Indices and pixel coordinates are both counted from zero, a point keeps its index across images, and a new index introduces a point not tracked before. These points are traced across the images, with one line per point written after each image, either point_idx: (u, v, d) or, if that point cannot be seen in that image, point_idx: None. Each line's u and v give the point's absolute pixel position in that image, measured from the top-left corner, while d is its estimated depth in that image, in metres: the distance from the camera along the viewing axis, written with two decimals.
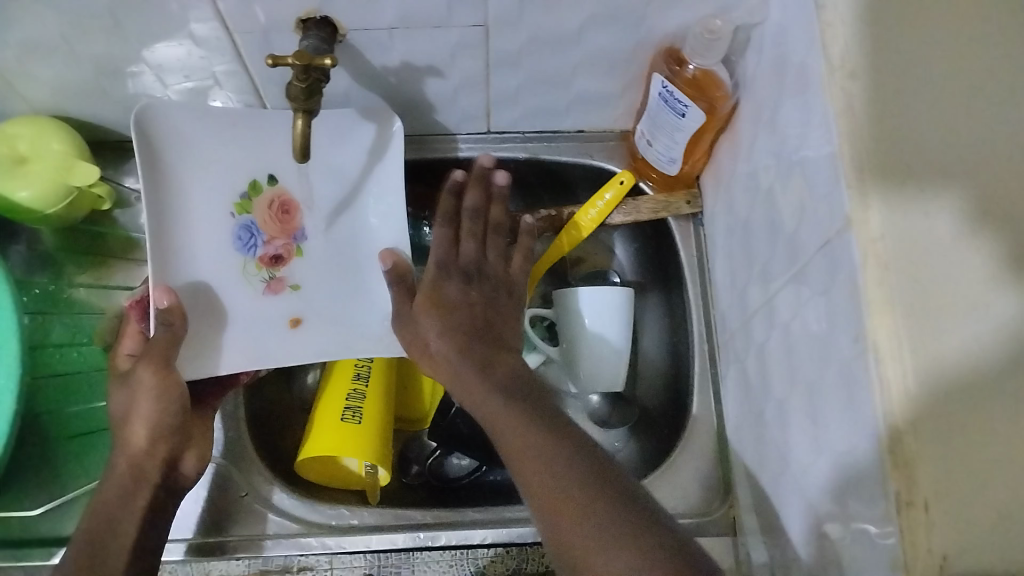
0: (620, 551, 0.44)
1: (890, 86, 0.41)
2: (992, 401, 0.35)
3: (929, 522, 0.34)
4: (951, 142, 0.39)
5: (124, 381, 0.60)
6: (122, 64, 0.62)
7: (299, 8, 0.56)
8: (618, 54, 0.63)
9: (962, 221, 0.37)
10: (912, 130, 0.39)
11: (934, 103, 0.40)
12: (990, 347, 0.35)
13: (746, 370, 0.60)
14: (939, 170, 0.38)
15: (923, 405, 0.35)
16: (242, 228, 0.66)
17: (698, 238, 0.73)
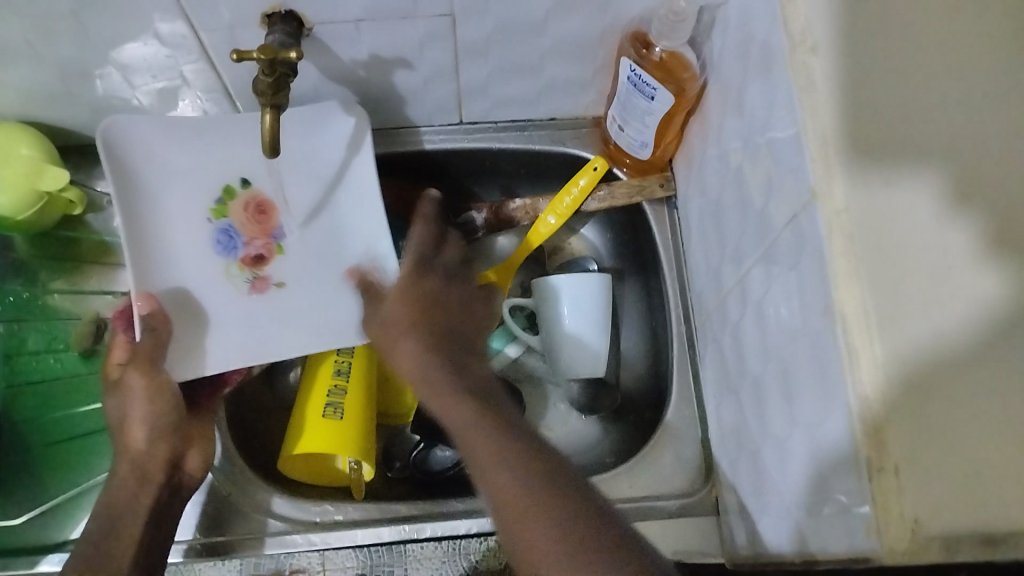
0: (560, 545, 0.43)
1: (860, 59, 0.41)
2: (968, 373, 0.35)
3: (900, 486, 0.35)
4: (923, 115, 0.39)
5: (112, 388, 0.62)
6: (88, 66, 0.62)
7: (263, 3, 0.55)
8: (586, 39, 0.63)
9: (941, 201, 0.37)
10: (882, 105, 0.40)
11: (906, 77, 0.40)
12: (962, 320, 0.35)
13: (722, 350, 0.61)
14: (909, 145, 0.38)
15: (893, 375, 0.36)
16: (222, 232, 0.70)
17: (673, 222, 0.73)
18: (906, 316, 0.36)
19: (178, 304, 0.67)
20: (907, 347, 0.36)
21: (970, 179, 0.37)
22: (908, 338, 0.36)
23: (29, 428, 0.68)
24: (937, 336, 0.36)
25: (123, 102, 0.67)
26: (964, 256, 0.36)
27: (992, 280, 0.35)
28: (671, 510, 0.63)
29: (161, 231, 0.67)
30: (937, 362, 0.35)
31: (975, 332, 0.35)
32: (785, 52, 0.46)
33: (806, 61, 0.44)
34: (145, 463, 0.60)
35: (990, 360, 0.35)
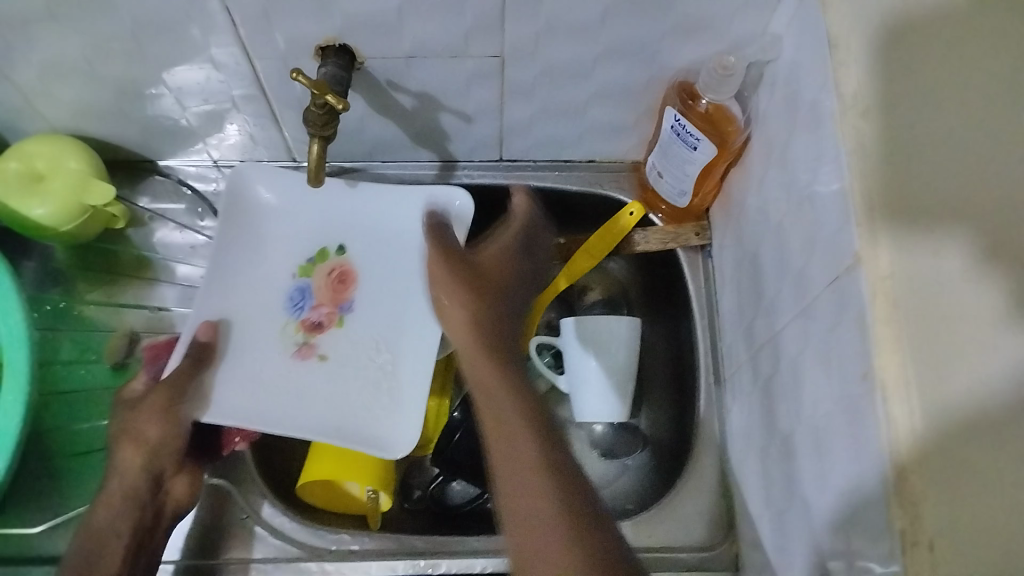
0: (530, 449, 0.42)
1: (906, 128, 0.41)
2: (992, 445, 0.34)
3: (933, 561, 0.35)
4: (963, 175, 0.38)
5: (131, 403, 0.62)
6: (143, 85, 0.63)
7: (319, 35, 0.57)
8: (632, 86, 0.63)
9: (971, 260, 0.36)
10: (922, 171, 0.39)
11: (941, 138, 0.39)
12: (994, 384, 0.34)
13: (752, 404, 0.60)
14: (946, 207, 0.38)
15: (921, 442, 0.36)
16: (298, 290, 0.74)
17: (707, 270, 0.73)
18: (936, 380, 0.36)
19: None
20: (934, 410, 0.36)
21: (1003, 244, 0.36)
22: (938, 403, 0.36)
23: (53, 438, 0.67)
24: (971, 396, 0.35)
25: (172, 121, 0.68)
26: (996, 319, 0.35)
27: (1019, 338, 0.34)
28: (688, 563, 0.62)
29: (258, 274, 0.74)
30: (966, 427, 0.34)
31: (1000, 395, 0.34)
32: (833, 114, 0.46)
33: (856, 125, 0.44)
34: (136, 483, 0.59)
35: (1015, 432, 0.33)
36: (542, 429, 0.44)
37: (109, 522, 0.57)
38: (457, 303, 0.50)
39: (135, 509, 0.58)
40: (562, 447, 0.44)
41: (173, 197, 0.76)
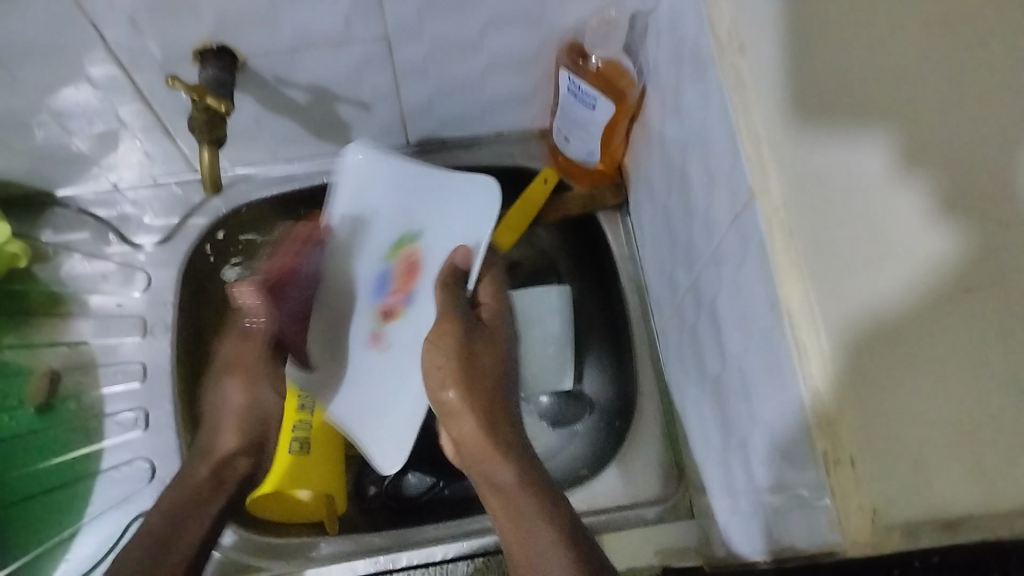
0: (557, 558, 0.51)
1: (812, 29, 0.38)
2: (927, 348, 0.32)
3: (857, 477, 0.35)
4: (872, 63, 0.35)
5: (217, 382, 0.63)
6: (22, 115, 0.61)
7: (194, 39, 0.55)
8: (523, 52, 0.63)
9: (890, 160, 0.34)
10: (816, 78, 0.38)
11: (850, 29, 0.37)
12: (907, 291, 0.33)
13: (684, 352, 0.60)
14: (850, 104, 0.36)
15: (843, 368, 0.36)
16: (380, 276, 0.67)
17: (627, 227, 0.73)
18: (843, 293, 0.36)
19: (156, 372, 0.70)
20: (845, 327, 0.35)
21: (920, 140, 0.33)
22: (848, 318, 0.35)
23: None
24: (878, 305, 0.34)
25: (62, 148, 0.66)
26: (919, 219, 0.33)
27: (944, 235, 0.32)
28: (646, 518, 0.63)
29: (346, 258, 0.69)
30: (886, 330, 0.34)
31: (930, 296, 0.32)
32: (713, 54, 0.46)
33: (735, 61, 0.44)
34: (224, 469, 0.60)
35: (950, 330, 0.32)
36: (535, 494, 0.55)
37: (190, 508, 0.57)
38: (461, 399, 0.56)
39: (213, 496, 0.59)
40: (571, 535, 0.53)
41: (76, 226, 0.73)
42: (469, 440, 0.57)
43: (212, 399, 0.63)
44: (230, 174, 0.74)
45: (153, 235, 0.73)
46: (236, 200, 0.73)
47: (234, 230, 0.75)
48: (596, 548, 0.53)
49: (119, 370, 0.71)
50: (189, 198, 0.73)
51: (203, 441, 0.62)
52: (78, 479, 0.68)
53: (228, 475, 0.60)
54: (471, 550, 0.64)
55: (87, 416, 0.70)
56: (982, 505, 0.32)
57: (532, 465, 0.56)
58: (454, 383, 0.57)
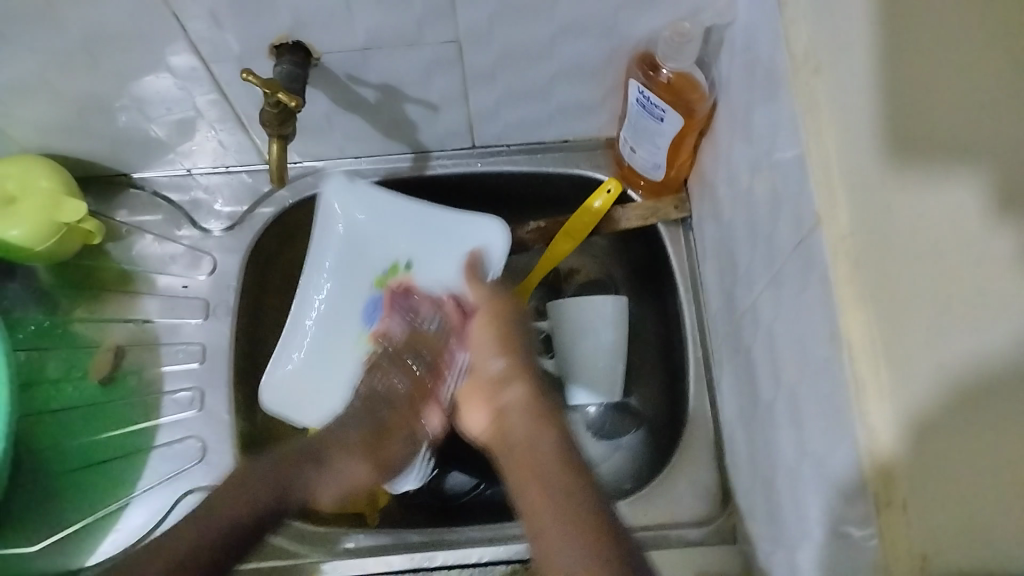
0: (585, 544, 0.44)
1: (907, 69, 0.36)
2: (1001, 413, 0.31)
3: (908, 520, 0.34)
4: (969, 110, 0.34)
5: (347, 453, 0.61)
6: (105, 99, 0.63)
7: (271, 35, 0.56)
8: (594, 61, 0.62)
9: (980, 204, 0.33)
10: (889, 117, 0.36)
11: (918, 77, 0.36)
12: (993, 345, 0.31)
13: (738, 372, 0.59)
14: (946, 147, 0.34)
15: (914, 430, 0.33)
16: (374, 302, 0.74)
17: (689, 242, 0.72)
18: (908, 356, 0.34)
19: (215, 354, 0.72)
20: (915, 384, 0.34)
21: (1019, 186, 0.32)
22: (905, 371, 0.34)
23: (50, 455, 0.70)
24: (949, 360, 0.33)
25: (141, 133, 0.68)
26: (1005, 275, 0.32)
27: None
28: (690, 538, 0.62)
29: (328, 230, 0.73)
30: (960, 395, 0.32)
31: (1015, 353, 0.31)
32: (787, 75, 0.45)
33: (809, 82, 0.43)
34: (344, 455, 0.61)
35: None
36: (583, 485, 0.47)
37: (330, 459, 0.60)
38: (496, 349, 0.55)
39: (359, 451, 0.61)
40: (617, 535, 0.45)
41: (150, 209, 0.75)
42: (517, 414, 0.52)
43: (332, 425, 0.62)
44: (298, 166, 0.75)
45: (223, 221, 0.74)
46: (304, 190, 0.74)
47: (300, 221, 0.76)
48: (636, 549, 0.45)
49: (180, 349, 0.72)
50: (257, 187, 0.75)
51: (315, 450, 0.60)
52: (134, 451, 0.70)
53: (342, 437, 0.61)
54: (506, 557, 0.63)
55: (147, 392, 0.72)
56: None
57: (576, 446, 0.51)
58: (504, 350, 0.55)
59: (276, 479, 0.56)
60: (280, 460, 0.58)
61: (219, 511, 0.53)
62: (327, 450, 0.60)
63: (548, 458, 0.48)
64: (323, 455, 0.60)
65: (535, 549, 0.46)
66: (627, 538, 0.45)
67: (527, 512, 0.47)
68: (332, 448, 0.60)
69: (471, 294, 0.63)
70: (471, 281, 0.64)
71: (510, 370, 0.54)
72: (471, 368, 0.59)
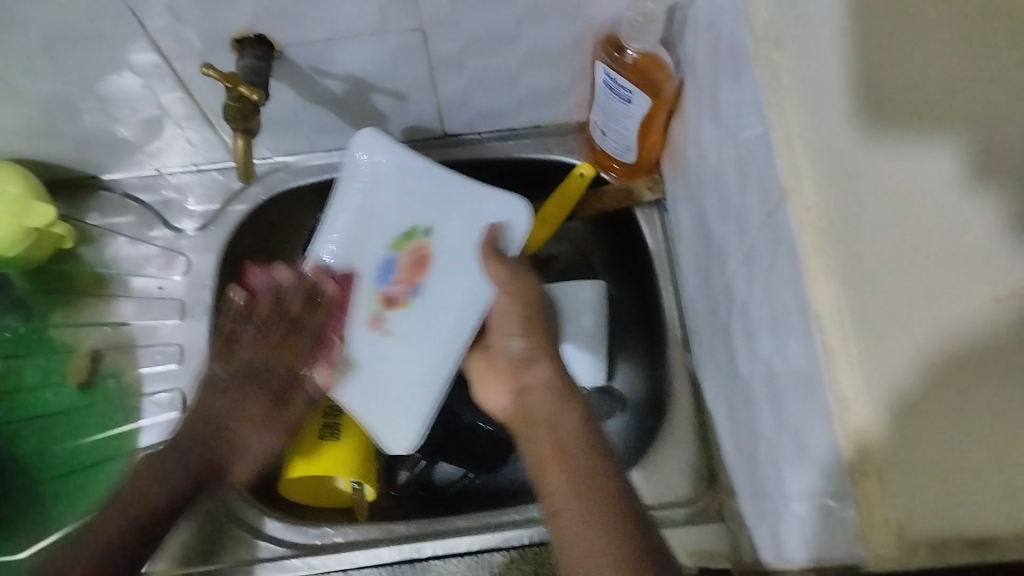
0: (606, 540, 0.49)
1: (870, 37, 0.36)
2: (987, 383, 0.31)
3: (882, 489, 0.33)
4: (948, 83, 0.34)
5: (260, 430, 0.65)
6: (69, 101, 0.62)
7: (231, 29, 0.56)
8: (560, 44, 0.62)
9: (958, 175, 0.33)
10: (854, 87, 0.36)
11: (882, 46, 0.36)
12: (974, 317, 0.32)
13: (716, 351, 0.59)
14: (928, 115, 0.34)
15: (892, 399, 0.33)
16: (386, 263, 0.69)
17: (665, 223, 0.72)
18: (885, 325, 0.33)
19: (193, 354, 0.71)
20: (887, 354, 0.33)
21: (995, 159, 0.32)
22: (873, 340, 0.34)
23: (33, 461, 0.70)
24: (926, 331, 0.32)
25: (108, 134, 0.68)
26: (985, 246, 0.32)
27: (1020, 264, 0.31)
28: (674, 519, 0.62)
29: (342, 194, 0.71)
30: (939, 366, 0.32)
31: (999, 323, 0.31)
32: (748, 49, 0.45)
33: (771, 56, 0.43)
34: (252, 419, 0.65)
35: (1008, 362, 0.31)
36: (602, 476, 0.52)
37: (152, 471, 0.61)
38: (519, 336, 0.60)
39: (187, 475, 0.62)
40: (638, 530, 0.49)
41: (121, 210, 0.75)
42: (538, 393, 0.58)
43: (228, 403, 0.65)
44: (267, 162, 0.74)
45: (196, 221, 0.74)
46: (276, 186, 0.74)
47: (274, 216, 0.76)
48: (660, 544, 0.50)
49: (158, 351, 0.72)
50: (229, 184, 0.74)
51: (218, 430, 0.64)
52: (116, 454, 0.69)
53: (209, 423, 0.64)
54: (496, 544, 0.64)
55: (127, 394, 0.71)
56: (1012, 523, 0.31)
57: (594, 435, 0.55)
58: (525, 333, 0.60)
59: (196, 466, 0.62)
60: (203, 425, 0.64)
61: (104, 530, 0.58)
62: (228, 423, 0.65)
63: (569, 437, 0.54)
64: (239, 439, 0.65)
65: (562, 544, 0.50)
66: (650, 529, 0.50)
67: (548, 495, 0.52)
68: (236, 421, 0.65)
69: (494, 279, 0.63)
70: (491, 262, 0.63)
71: (533, 357, 0.60)
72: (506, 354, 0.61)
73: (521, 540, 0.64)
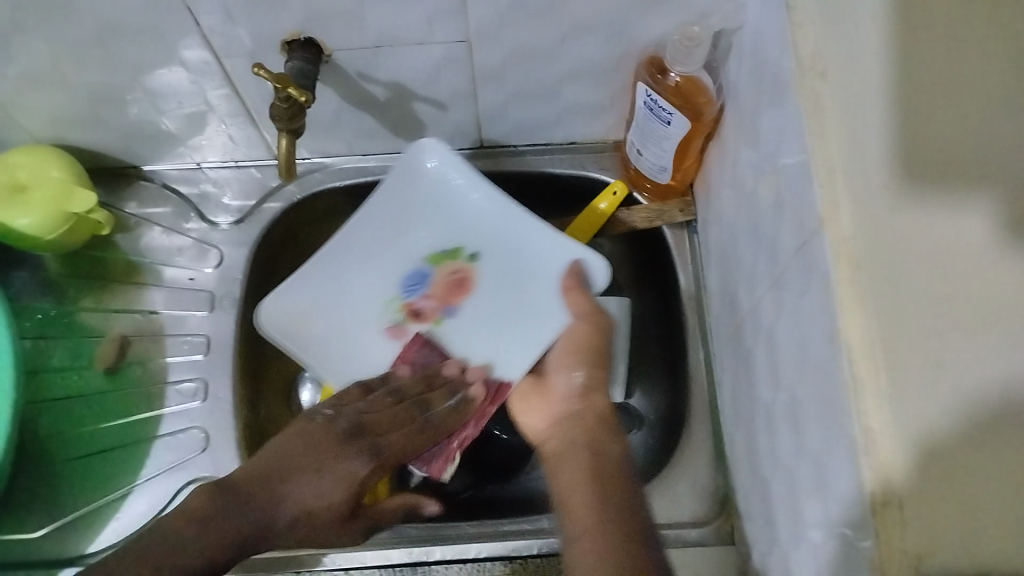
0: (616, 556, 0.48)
1: (916, 88, 0.38)
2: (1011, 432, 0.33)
3: (904, 521, 0.33)
4: (988, 149, 0.36)
5: (302, 502, 0.56)
6: (118, 92, 0.64)
7: (283, 30, 0.57)
8: (602, 63, 0.63)
9: (996, 229, 0.35)
10: (897, 133, 0.37)
11: (933, 99, 0.37)
12: (1008, 368, 0.33)
13: (739, 375, 0.59)
14: (965, 173, 0.36)
15: (923, 439, 0.33)
16: (415, 275, 0.73)
17: (693, 245, 0.72)
18: (917, 369, 0.34)
19: (219, 346, 0.72)
20: (924, 397, 0.33)
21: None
22: (909, 380, 0.34)
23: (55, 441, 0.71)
24: (965, 380, 0.33)
25: (153, 125, 0.69)
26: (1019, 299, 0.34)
27: None
28: (688, 540, 0.62)
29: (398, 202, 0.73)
30: (975, 414, 0.33)
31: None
32: (792, 80, 0.46)
33: (814, 87, 0.44)
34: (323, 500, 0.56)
35: None
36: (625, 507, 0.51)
37: (171, 528, 0.52)
38: (579, 367, 0.61)
39: (238, 526, 0.54)
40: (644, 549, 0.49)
41: (158, 201, 0.76)
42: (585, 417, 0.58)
43: (298, 442, 0.58)
44: (305, 162, 0.76)
45: (231, 214, 0.75)
46: (311, 187, 0.75)
47: (306, 216, 0.77)
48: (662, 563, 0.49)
49: (185, 341, 0.73)
50: (265, 182, 0.75)
51: (288, 467, 0.57)
52: (137, 440, 0.70)
53: (297, 489, 0.56)
54: (504, 553, 0.64)
55: (152, 382, 0.72)
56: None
57: (627, 465, 0.55)
58: (585, 365, 0.61)
59: (240, 522, 0.54)
60: (269, 476, 0.56)
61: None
62: (295, 481, 0.56)
63: (606, 462, 0.55)
64: (285, 495, 0.56)
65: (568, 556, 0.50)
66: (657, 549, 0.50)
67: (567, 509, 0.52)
68: (297, 485, 0.56)
69: (572, 305, 0.64)
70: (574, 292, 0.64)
71: (586, 387, 0.60)
72: (558, 381, 0.62)
73: (528, 551, 0.64)
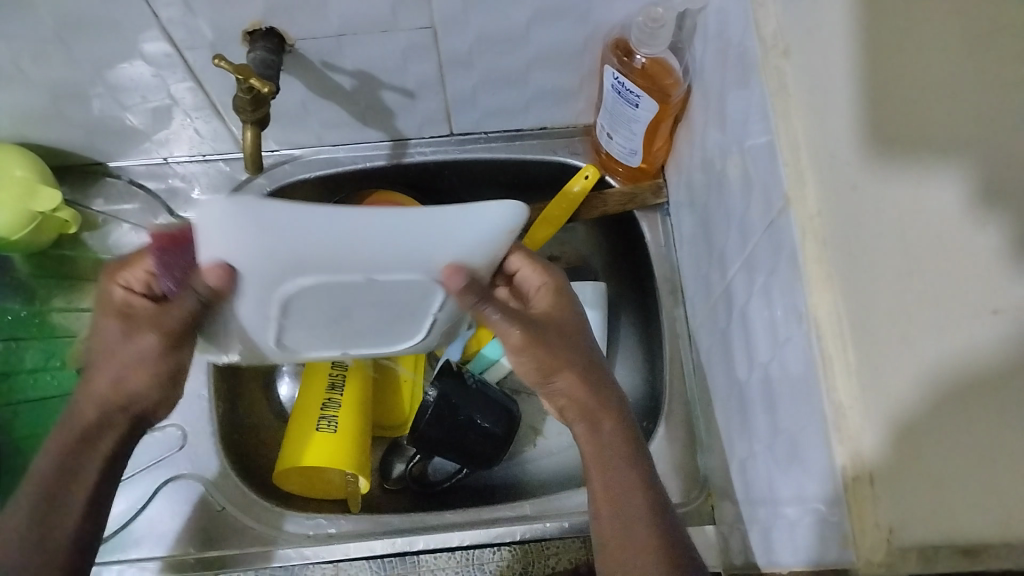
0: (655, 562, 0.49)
1: (879, 57, 0.37)
2: (984, 402, 0.32)
3: (874, 495, 0.33)
4: (956, 114, 0.35)
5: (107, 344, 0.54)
6: (79, 87, 0.63)
7: (244, 20, 0.56)
8: (570, 46, 0.62)
9: (966, 196, 0.34)
10: (859, 105, 0.37)
11: (893, 65, 0.37)
12: (979, 336, 0.32)
13: (714, 356, 0.60)
14: (926, 139, 0.35)
15: (889, 414, 0.33)
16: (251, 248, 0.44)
17: (666, 228, 0.72)
18: (881, 343, 0.34)
19: None
20: (887, 371, 0.33)
21: (1000, 182, 0.33)
22: (872, 356, 0.34)
23: None
24: (933, 352, 0.33)
25: (117, 121, 0.68)
26: (992, 263, 0.33)
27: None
28: None
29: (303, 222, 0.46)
30: (942, 383, 0.32)
31: (1001, 345, 0.32)
32: (757, 61, 0.46)
33: (779, 66, 0.44)
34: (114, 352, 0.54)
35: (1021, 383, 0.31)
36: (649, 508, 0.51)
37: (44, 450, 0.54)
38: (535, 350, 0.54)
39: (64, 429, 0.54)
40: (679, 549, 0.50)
41: (126, 197, 0.75)
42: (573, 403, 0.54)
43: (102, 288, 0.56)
44: (274, 154, 0.75)
45: None
46: (281, 179, 0.74)
47: None
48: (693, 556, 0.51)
49: None
50: (234, 175, 0.75)
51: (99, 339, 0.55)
52: None
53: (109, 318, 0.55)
54: (488, 540, 0.64)
55: None
56: (1000, 528, 0.31)
57: (635, 454, 0.53)
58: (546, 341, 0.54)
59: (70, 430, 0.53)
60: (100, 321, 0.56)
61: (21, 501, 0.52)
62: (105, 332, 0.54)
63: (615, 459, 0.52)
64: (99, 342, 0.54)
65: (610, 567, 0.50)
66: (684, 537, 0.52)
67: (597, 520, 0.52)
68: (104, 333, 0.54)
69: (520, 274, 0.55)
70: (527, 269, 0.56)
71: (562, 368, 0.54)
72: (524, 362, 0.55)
73: (512, 538, 0.64)
